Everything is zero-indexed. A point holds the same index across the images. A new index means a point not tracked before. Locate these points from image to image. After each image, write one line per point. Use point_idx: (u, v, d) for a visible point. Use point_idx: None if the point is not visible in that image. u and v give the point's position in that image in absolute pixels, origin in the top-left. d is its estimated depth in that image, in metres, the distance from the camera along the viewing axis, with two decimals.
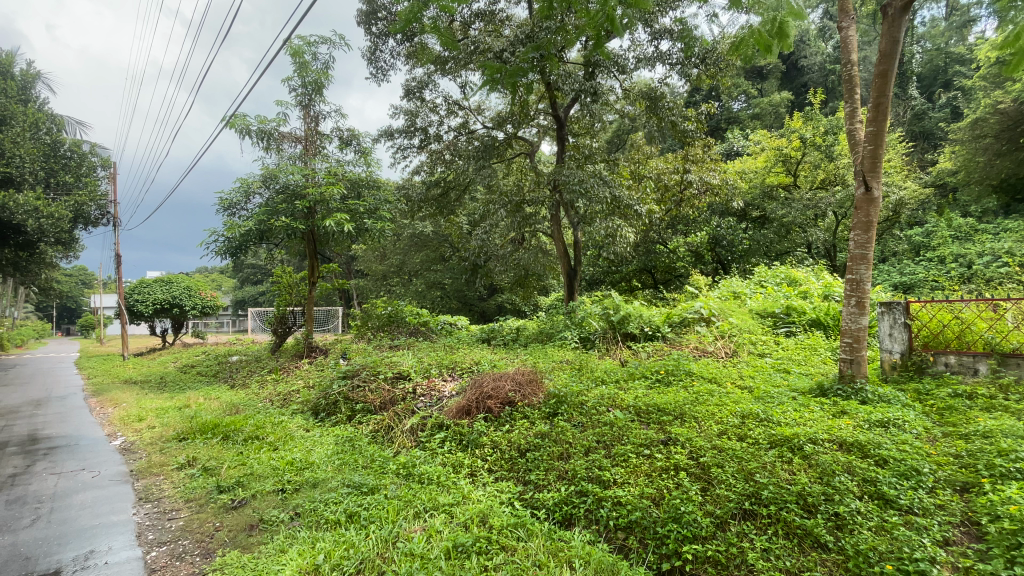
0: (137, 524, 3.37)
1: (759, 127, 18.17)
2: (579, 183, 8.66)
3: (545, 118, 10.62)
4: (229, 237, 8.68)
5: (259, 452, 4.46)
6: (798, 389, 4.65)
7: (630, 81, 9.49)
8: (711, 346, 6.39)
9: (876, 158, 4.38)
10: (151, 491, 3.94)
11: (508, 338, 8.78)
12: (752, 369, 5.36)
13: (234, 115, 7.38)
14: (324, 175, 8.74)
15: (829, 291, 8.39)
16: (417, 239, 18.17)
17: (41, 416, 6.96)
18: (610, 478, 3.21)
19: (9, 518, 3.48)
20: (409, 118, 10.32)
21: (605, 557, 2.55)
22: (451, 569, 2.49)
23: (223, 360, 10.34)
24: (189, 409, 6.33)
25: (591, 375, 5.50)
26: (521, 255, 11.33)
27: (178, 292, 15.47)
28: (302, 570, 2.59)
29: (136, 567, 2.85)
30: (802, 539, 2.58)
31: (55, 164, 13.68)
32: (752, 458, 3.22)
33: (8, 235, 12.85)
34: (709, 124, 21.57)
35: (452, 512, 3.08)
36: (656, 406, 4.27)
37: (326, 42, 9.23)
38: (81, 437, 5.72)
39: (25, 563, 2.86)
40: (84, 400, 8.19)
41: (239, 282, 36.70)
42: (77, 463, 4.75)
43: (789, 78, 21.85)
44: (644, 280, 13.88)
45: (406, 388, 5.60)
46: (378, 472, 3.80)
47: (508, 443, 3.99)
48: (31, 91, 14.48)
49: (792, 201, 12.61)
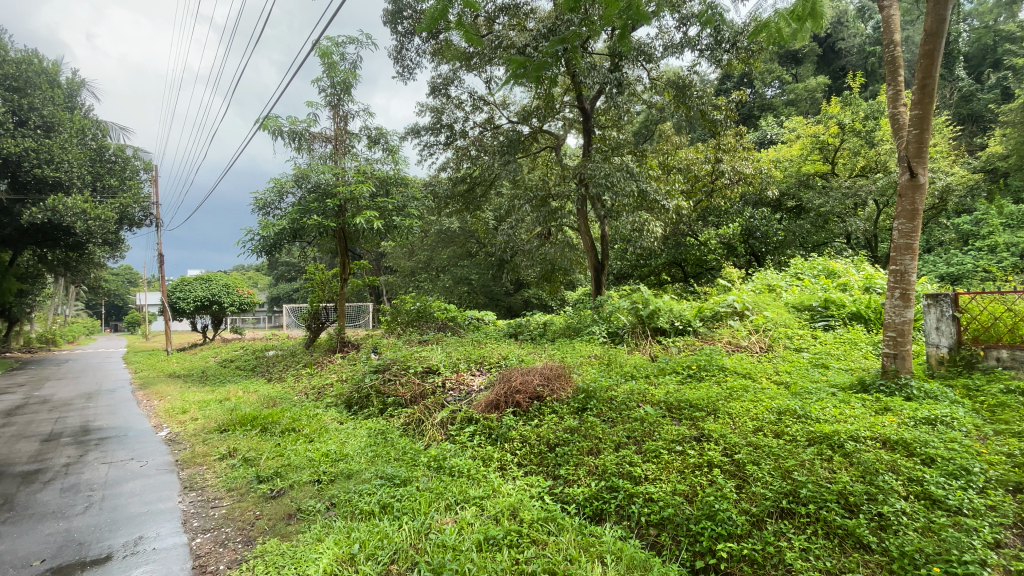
0: (183, 512, 3.53)
1: (794, 114, 17.59)
2: (605, 177, 8.59)
3: (571, 110, 10.50)
4: (264, 236, 8.98)
5: (296, 444, 4.59)
6: (838, 384, 4.48)
7: (658, 70, 9.29)
8: (745, 341, 6.25)
9: (922, 143, 4.17)
10: (195, 481, 4.11)
11: (536, 333, 8.77)
12: (788, 364, 5.19)
13: (265, 116, 7.59)
14: (353, 174, 8.88)
15: (870, 283, 8.03)
16: (445, 235, 18.36)
17: (93, 408, 7.33)
18: (641, 474, 3.17)
19: (64, 505, 3.70)
20: (436, 115, 10.39)
21: (638, 554, 2.53)
22: (485, 561, 2.51)
23: (260, 355, 10.69)
24: (229, 402, 6.56)
25: (620, 369, 5.45)
26: (548, 249, 11.26)
27: (217, 290, 16.01)
28: (339, 559, 2.67)
29: (182, 553, 2.98)
30: (843, 539, 2.49)
31: (101, 168, 14.37)
32: (789, 455, 3.14)
33: (60, 236, 13.65)
34: (742, 111, 20.97)
35: (483, 505, 3.11)
36: (688, 403, 4.18)
37: (353, 43, 9.38)
38: (130, 428, 6.03)
39: (80, 548, 3.04)
40: (132, 393, 8.63)
41: (273, 279, 37.92)
42: (126, 452, 5.02)
43: (826, 61, 21.02)
44: (674, 274, 13.78)
45: (435, 382, 5.68)
46: (409, 464, 3.87)
47: (537, 438, 3.99)
48: (77, 98, 15.21)
49: (830, 189, 12.18)
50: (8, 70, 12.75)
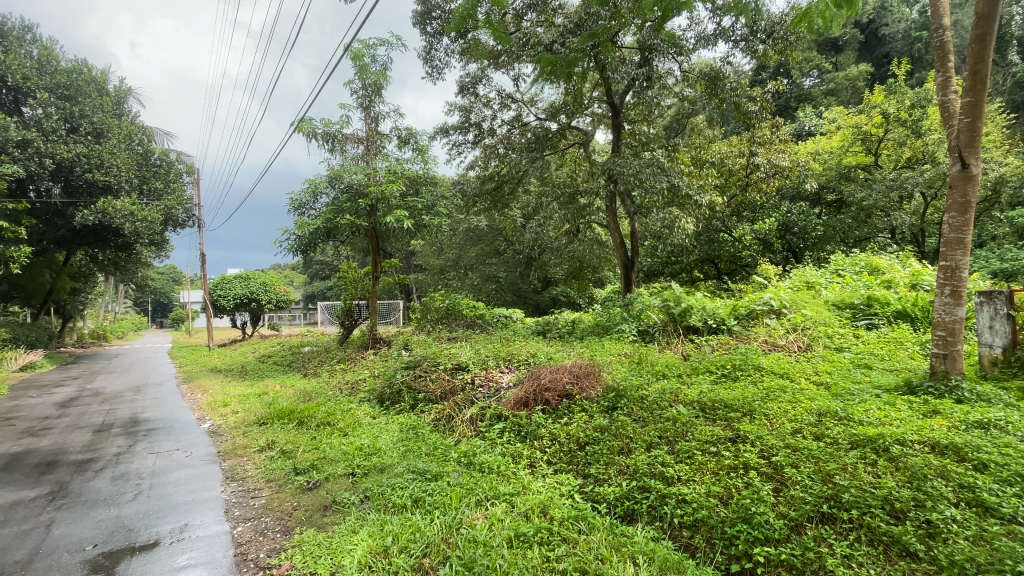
0: (225, 502, 3.67)
1: (834, 104, 16.92)
2: (634, 173, 8.46)
3: (600, 105, 10.38)
4: (300, 236, 9.30)
5: (331, 438, 4.72)
6: (882, 386, 4.29)
7: (690, 63, 9.09)
8: (783, 340, 6.07)
9: (975, 132, 3.93)
10: (236, 471, 4.28)
11: (564, 330, 8.76)
12: (828, 364, 5.00)
13: (300, 119, 7.81)
14: (384, 174, 9.03)
15: (917, 280, 7.65)
16: (473, 233, 18.51)
17: (141, 401, 7.73)
18: (674, 475, 3.11)
19: (116, 492, 3.91)
20: (464, 114, 10.46)
21: (671, 555, 2.49)
22: (515, 558, 2.51)
23: (296, 351, 11.04)
24: (267, 396, 6.81)
25: (651, 368, 5.39)
26: (576, 247, 11.18)
27: (255, 288, 16.59)
28: (372, 551, 2.74)
29: (225, 540, 3.11)
30: (888, 547, 2.39)
31: (147, 172, 15.14)
32: (831, 458, 3.02)
33: (110, 237, 14.43)
34: (778, 103, 20.32)
35: (513, 502, 3.12)
36: (722, 403, 4.10)
37: (384, 45, 9.53)
38: (175, 420, 6.31)
39: (129, 534, 3.20)
40: (177, 386, 9.03)
41: (308, 277, 39.22)
42: (172, 443, 5.26)
43: (869, 48, 20.13)
44: (706, 271, 13.49)
45: (465, 378, 5.74)
46: (440, 459, 3.92)
47: (567, 436, 3.98)
48: (124, 105, 15.96)
49: (874, 182, 11.64)
50: (59, 79, 13.25)
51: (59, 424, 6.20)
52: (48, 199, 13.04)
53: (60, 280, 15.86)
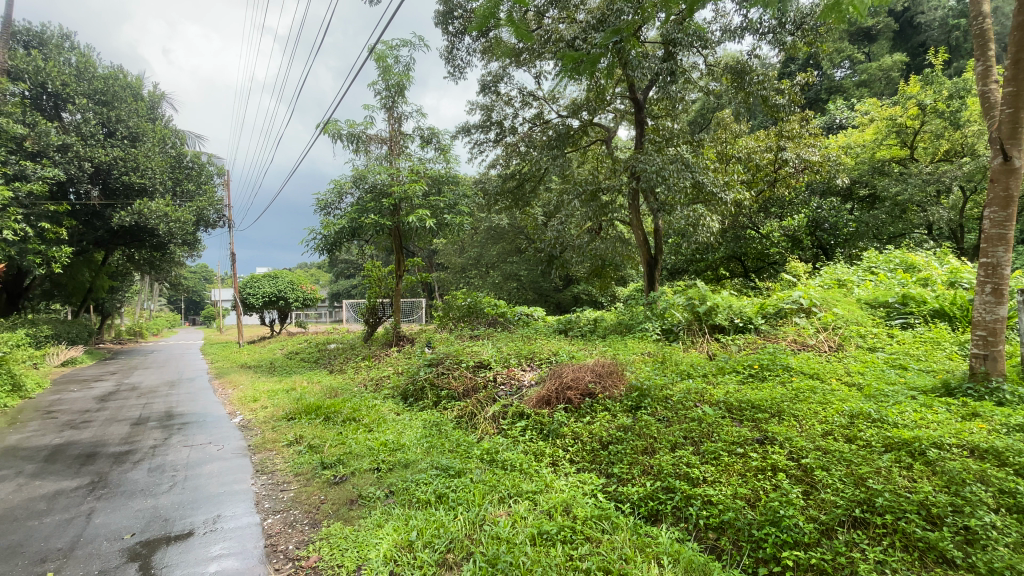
0: (255, 494, 3.78)
1: (867, 96, 16.35)
2: (657, 170, 8.34)
3: (623, 101, 10.28)
4: (326, 236, 9.49)
5: (357, 433, 4.80)
6: (918, 387, 4.14)
7: (716, 56, 8.92)
8: (813, 339, 5.91)
9: (1018, 123, 3.74)
10: (266, 465, 4.40)
11: (586, 328, 8.74)
12: (861, 364, 4.85)
13: (325, 121, 7.96)
14: (407, 174, 9.11)
15: (956, 276, 7.35)
16: (494, 231, 18.58)
17: (175, 395, 8.01)
18: (700, 476, 3.07)
19: (152, 483, 4.07)
20: (486, 113, 10.49)
21: (697, 557, 2.45)
22: (539, 555, 2.52)
23: (323, 348, 11.26)
24: (295, 392, 6.98)
25: (676, 367, 5.32)
26: (598, 244, 11.10)
27: (283, 286, 17.01)
28: (398, 545, 2.78)
29: (256, 532, 3.20)
30: (924, 553, 2.31)
31: (180, 174, 15.74)
32: (864, 461, 2.93)
33: (145, 237, 15.00)
34: (807, 95, 19.75)
35: (536, 500, 3.13)
36: (749, 403, 4.02)
37: (407, 45, 9.62)
38: (208, 414, 6.53)
39: (165, 524, 3.33)
40: (209, 382, 9.34)
41: (334, 276, 40.07)
42: (205, 436, 5.43)
43: (905, 37, 19.37)
44: (733, 269, 13.22)
45: (487, 376, 5.77)
46: (463, 456, 3.95)
47: (589, 435, 3.96)
48: (158, 109, 16.53)
49: (909, 176, 11.23)
50: (98, 86, 13.79)
51: (99, 417, 6.47)
52: (88, 201, 13.57)
53: (99, 279, 16.54)
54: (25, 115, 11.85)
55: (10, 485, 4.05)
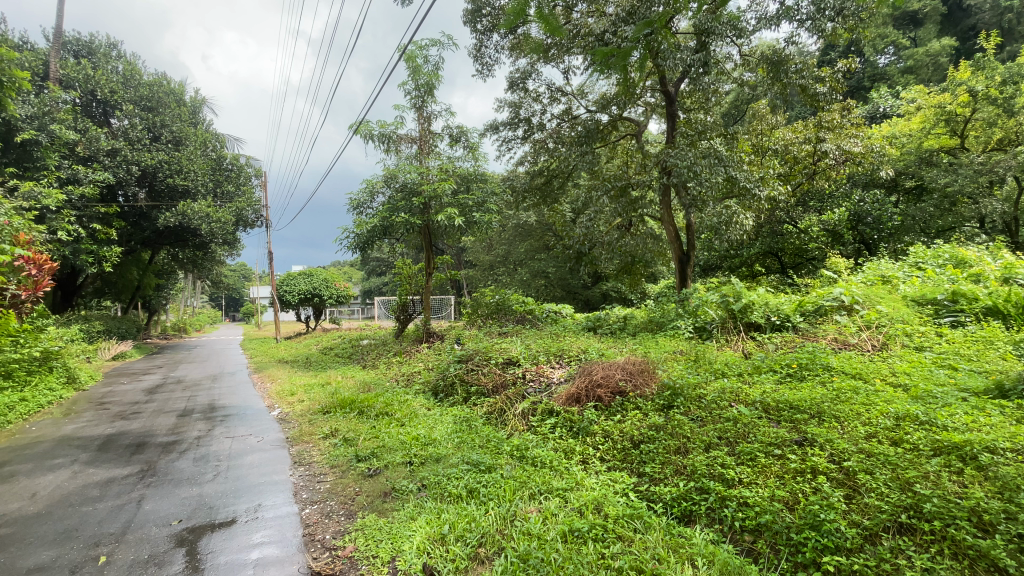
0: (293, 485, 3.91)
1: (913, 83, 15.56)
2: (689, 165, 8.17)
3: (653, 95, 10.10)
4: (359, 235, 9.69)
5: (389, 427, 4.90)
6: (969, 389, 3.93)
7: (751, 45, 8.68)
8: (855, 338, 5.67)
9: None
10: (303, 456, 4.55)
11: (616, 326, 8.64)
12: (907, 364, 4.63)
13: (357, 121, 8.12)
14: (437, 173, 9.23)
15: (1011, 272, 6.92)
16: (522, 229, 18.61)
17: (217, 389, 8.36)
18: (735, 477, 3.01)
19: (197, 472, 4.26)
20: (514, 110, 10.49)
21: (732, 560, 2.40)
22: (570, 552, 2.52)
23: (356, 343, 11.53)
24: (330, 386, 7.18)
25: (710, 367, 5.19)
26: (628, 241, 10.96)
27: (318, 284, 17.45)
28: (430, 537, 2.83)
29: (294, 521, 3.31)
30: (974, 561, 2.19)
31: (220, 176, 16.38)
32: (911, 466, 2.81)
33: (189, 237, 15.68)
34: (848, 84, 18.93)
35: (566, 497, 3.13)
36: (787, 403, 3.91)
37: (436, 45, 9.72)
38: (248, 407, 6.78)
39: (210, 511, 3.48)
40: (248, 376, 9.70)
41: (367, 274, 41.03)
42: (246, 428, 5.66)
43: (953, 20, 18.32)
44: (769, 265, 12.83)
45: (517, 373, 5.78)
46: (494, 452, 3.99)
47: (620, 434, 3.92)
48: (199, 114, 17.19)
49: (959, 166, 10.65)
50: (143, 92, 14.42)
51: (147, 409, 6.82)
52: (136, 203, 14.26)
53: (146, 277, 17.39)
54: (77, 122, 12.53)
55: (66, 473, 4.31)
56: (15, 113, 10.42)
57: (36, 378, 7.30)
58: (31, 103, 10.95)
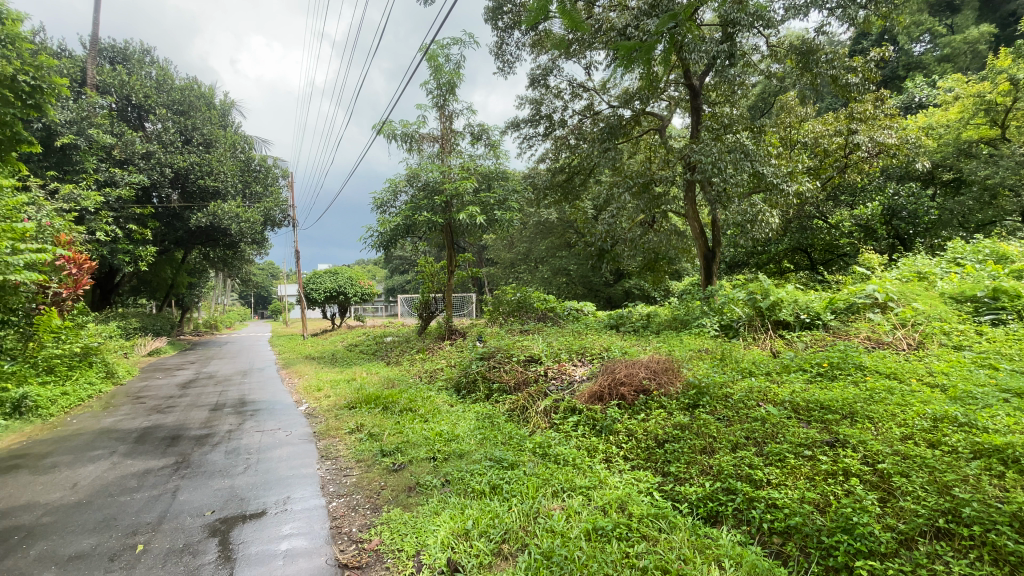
0: (321, 478, 4.00)
1: (950, 72, 14.94)
2: (714, 160, 8.02)
3: (677, 88, 9.94)
4: (382, 233, 9.82)
5: (413, 423, 4.97)
6: (1012, 390, 3.75)
7: (779, 35, 8.48)
8: (889, 337, 5.48)
9: None
10: (330, 451, 4.64)
11: (639, 324, 8.56)
12: (945, 364, 4.44)
13: (381, 121, 8.21)
14: (458, 171, 9.28)
15: None
16: (543, 226, 18.59)
17: (246, 384, 8.61)
18: (763, 478, 2.95)
19: (229, 465, 4.39)
20: (535, 107, 10.45)
21: (761, 562, 2.35)
22: (594, 551, 2.50)
23: (380, 340, 11.70)
24: (355, 382, 7.31)
25: (736, 366, 5.09)
26: (651, 238, 10.82)
27: (343, 282, 17.75)
28: (455, 533, 2.86)
29: (321, 514, 3.38)
30: (1017, 569, 2.08)
31: (249, 177, 16.82)
32: (949, 468, 2.70)
33: (219, 237, 16.16)
34: (881, 74, 18.28)
35: (590, 495, 3.12)
36: (818, 403, 3.81)
37: (457, 44, 9.76)
38: (277, 401, 6.97)
39: (242, 503, 3.59)
40: (276, 372, 9.95)
41: (390, 272, 41.60)
42: (275, 422, 5.81)
43: (993, 5, 17.52)
44: (798, 261, 12.53)
45: (538, 370, 5.79)
46: (516, 449, 4.00)
47: (644, 433, 3.88)
48: (229, 117, 17.65)
49: (1000, 158, 10.20)
50: (175, 97, 14.86)
51: (181, 403, 7.07)
52: (169, 203, 14.76)
53: (179, 276, 17.98)
54: (114, 126, 13.00)
55: (105, 464, 4.50)
56: (56, 119, 10.90)
57: (77, 372, 7.64)
58: (69, 108, 11.58)
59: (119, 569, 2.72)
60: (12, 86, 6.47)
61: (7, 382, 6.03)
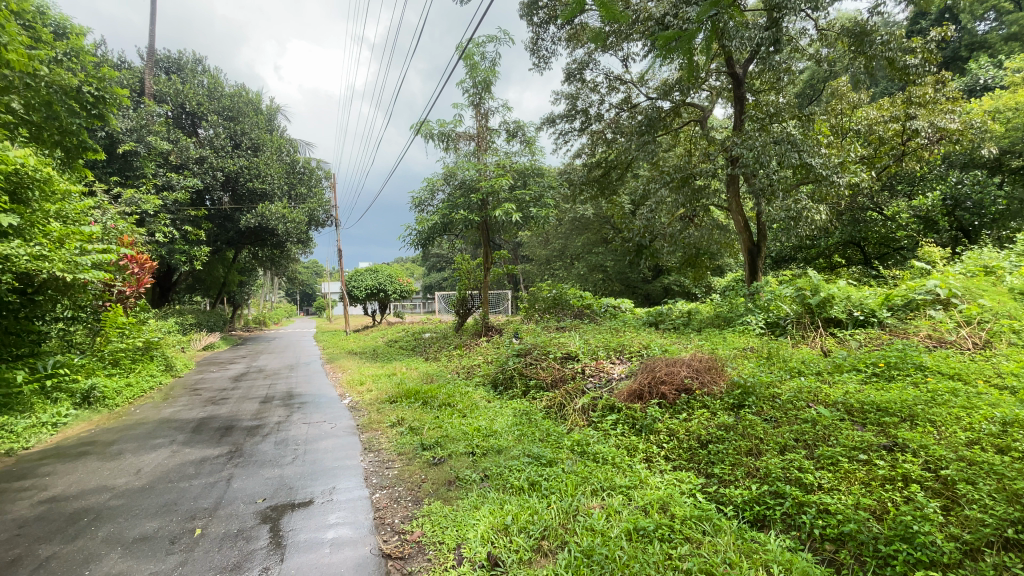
0: (364, 470, 4.13)
1: (1021, 50, 13.84)
2: (758, 151, 7.73)
3: (718, 78, 9.62)
4: (420, 231, 9.98)
5: (452, 418, 5.05)
6: None
7: (829, 18, 8.07)
8: (952, 335, 5.13)
9: None
10: (373, 443, 4.78)
11: (679, 321, 8.36)
12: (1016, 365, 4.12)
13: (419, 121, 8.36)
14: (494, 169, 9.33)
15: None
16: (579, 222, 18.45)
17: (293, 378, 8.97)
18: (814, 482, 2.83)
19: (278, 455, 4.60)
20: (571, 101, 10.36)
21: (811, 567, 2.27)
22: (635, 551, 2.47)
23: (418, 337, 11.91)
24: (396, 377, 7.49)
25: (784, 365, 4.90)
26: (692, 232, 10.51)
27: (383, 279, 18.18)
28: (494, 527, 2.90)
29: (365, 505, 3.48)
30: None
31: (294, 179, 17.47)
32: (1021, 476, 2.49)
33: (267, 237, 16.88)
34: (940, 56, 17.12)
35: (630, 495, 3.08)
36: (874, 405, 3.63)
37: (493, 41, 9.78)
38: (321, 395, 7.23)
39: (291, 491, 3.75)
40: (321, 366, 10.32)
41: (427, 269, 42.36)
42: (320, 415, 6.04)
43: None
44: (850, 255, 11.98)
45: (576, 367, 5.76)
46: (554, 446, 4.00)
47: (686, 433, 3.79)
48: (274, 121, 18.36)
49: None
50: (226, 103, 15.54)
51: (234, 395, 7.45)
52: (220, 206, 15.52)
53: (230, 274, 18.86)
54: (170, 134, 13.75)
55: (166, 451, 4.79)
56: (118, 127, 11.60)
57: (140, 365, 8.19)
58: (130, 118, 12.22)
59: (179, 552, 2.90)
60: (77, 97, 6.89)
61: (77, 374, 6.51)
